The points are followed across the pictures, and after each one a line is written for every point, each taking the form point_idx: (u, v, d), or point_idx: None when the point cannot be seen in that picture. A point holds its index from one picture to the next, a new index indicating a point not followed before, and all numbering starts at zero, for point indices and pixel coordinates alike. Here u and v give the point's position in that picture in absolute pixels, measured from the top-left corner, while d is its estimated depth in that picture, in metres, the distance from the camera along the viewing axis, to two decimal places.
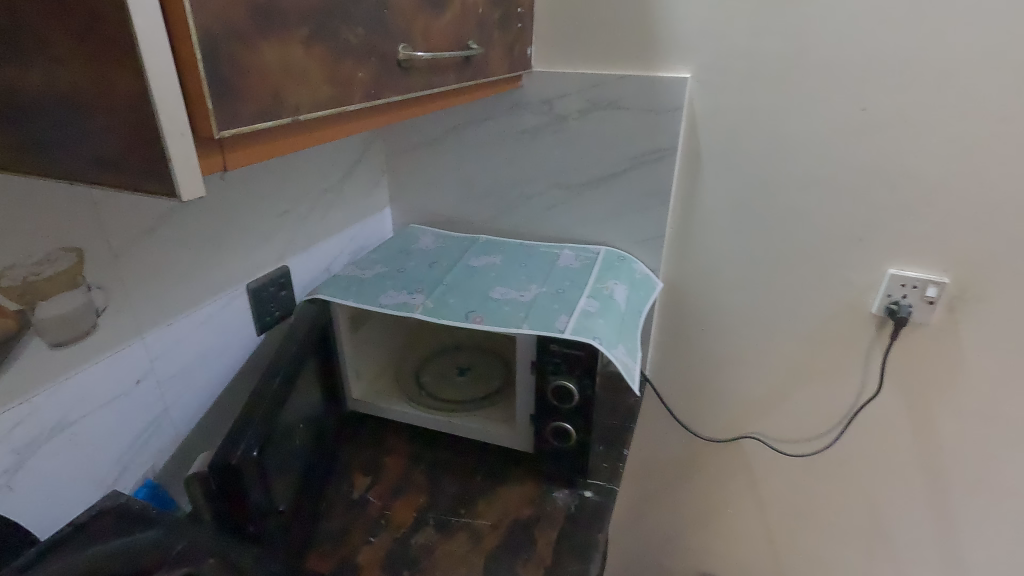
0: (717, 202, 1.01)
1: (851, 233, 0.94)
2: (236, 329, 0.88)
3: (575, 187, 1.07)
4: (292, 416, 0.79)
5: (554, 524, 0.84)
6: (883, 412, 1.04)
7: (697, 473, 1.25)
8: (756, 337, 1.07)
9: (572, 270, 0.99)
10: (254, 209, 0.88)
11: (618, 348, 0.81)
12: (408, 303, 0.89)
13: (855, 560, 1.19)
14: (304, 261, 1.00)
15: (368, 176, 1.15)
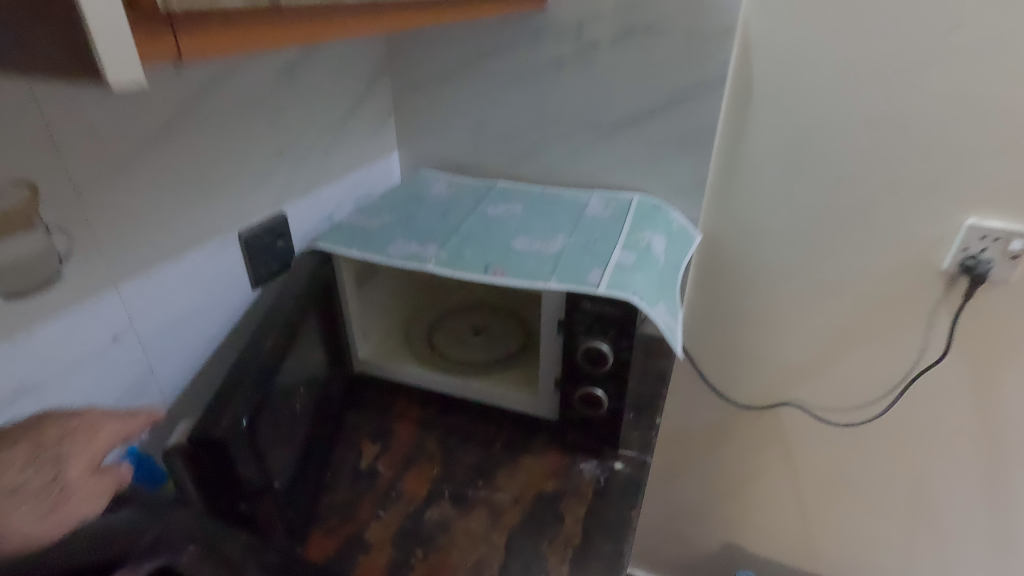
0: (768, 142, 0.89)
1: (925, 177, 0.82)
2: (228, 283, 0.79)
3: (605, 127, 0.95)
4: (290, 382, 0.71)
5: (582, 499, 0.76)
6: (943, 380, 0.94)
7: (728, 441, 1.17)
8: (804, 296, 0.97)
9: (602, 220, 0.88)
10: (244, 146, 0.77)
11: (658, 306, 0.71)
12: (419, 254, 0.79)
13: (898, 536, 1.11)
14: (303, 207, 0.90)
15: (374, 115, 1.03)
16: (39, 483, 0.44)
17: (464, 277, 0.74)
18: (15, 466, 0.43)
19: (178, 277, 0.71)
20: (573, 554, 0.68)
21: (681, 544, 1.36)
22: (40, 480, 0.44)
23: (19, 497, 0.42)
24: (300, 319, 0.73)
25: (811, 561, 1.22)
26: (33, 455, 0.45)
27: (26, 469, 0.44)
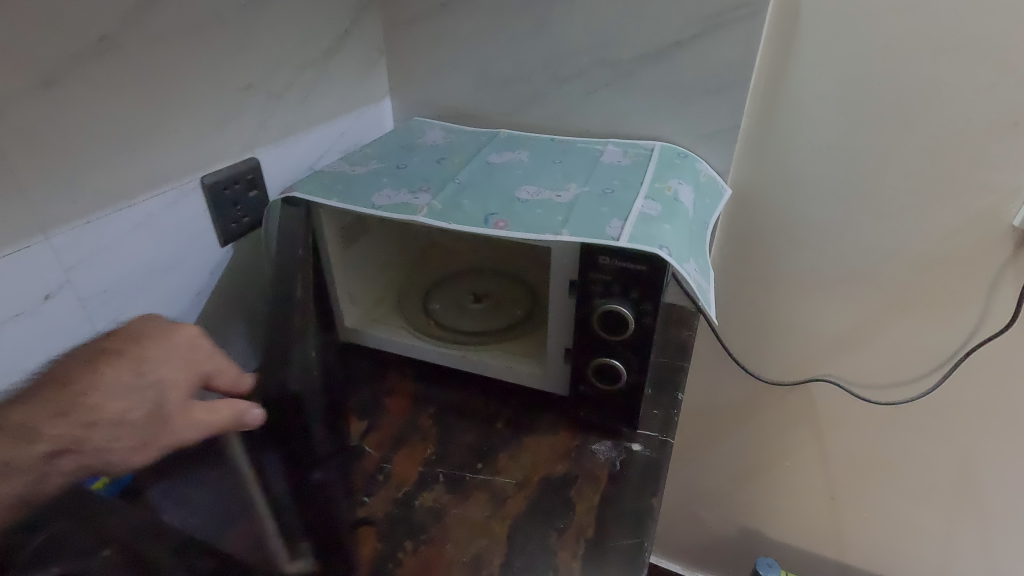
0: (816, 79, 0.78)
1: (1001, 115, 0.71)
2: (189, 237, 0.69)
3: (623, 64, 0.83)
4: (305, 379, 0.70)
5: (596, 485, 0.66)
6: (1005, 355, 0.82)
7: (752, 419, 1.07)
8: (845, 259, 0.86)
9: (620, 167, 0.77)
10: (205, 75, 0.66)
11: (689, 263, 0.60)
12: (409, 203, 0.68)
13: (935, 525, 1.01)
14: (279, 153, 0.79)
15: (362, 54, 0.92)
16: (140, 411, 0.43)
17: (461, 228, 0.64)
18: (114, 388, 0.43)
19: (124, 229, 0.61)
20: (587, 548, 0.59)
21: (694, 528, 1.28)
22: (136, 409, 0.43)
23: (119, 428, 0.42)
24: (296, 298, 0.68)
25: (838, 549, 1.13)
26: (134, 374, 0.44)
27: (126, 395, 0.43)
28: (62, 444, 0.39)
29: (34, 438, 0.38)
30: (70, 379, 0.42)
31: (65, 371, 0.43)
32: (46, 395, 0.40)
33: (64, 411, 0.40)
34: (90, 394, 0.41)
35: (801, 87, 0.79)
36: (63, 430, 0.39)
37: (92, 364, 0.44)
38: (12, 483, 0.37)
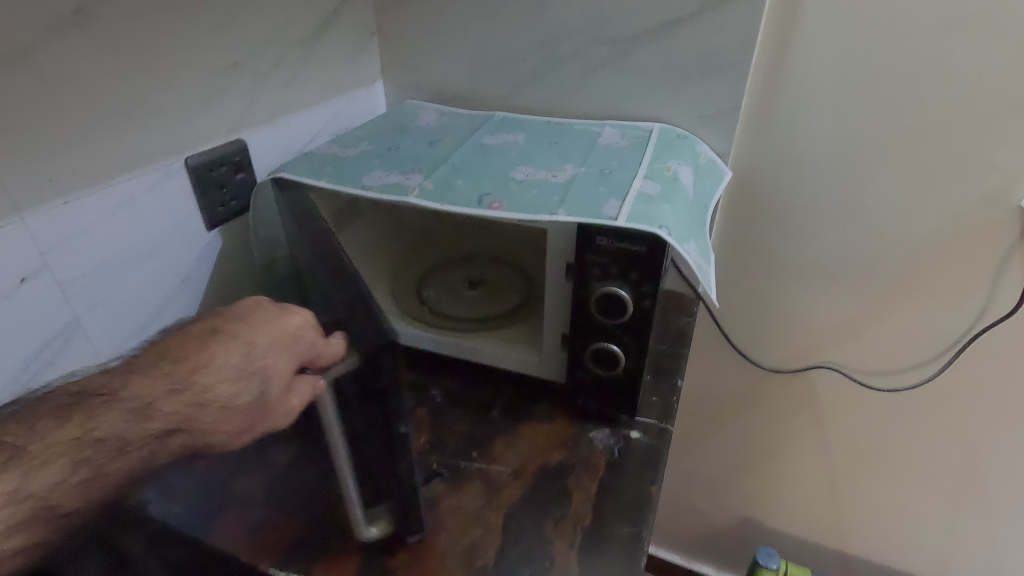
0: (819, 57, 0.76)
1: (1010, 93, 0.69)
2: (174, 222, 0.67)
3: (621, 43, 0.81)
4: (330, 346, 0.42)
5: (594, 473, 0.64)
6: (1010, 341, 0.81)
7: (751, 408, 1.06)
8: (849, 243, 0.85)
9: (618, 149, 0.74)
10: (188, 51, 0.64)
11: (689, 245, 0.58)
12: (400, 184, 0.67)
13: (937, 514, 1.00)
14: (267, 135, 0.77)
15: (352, 34, 0.89)
16: (247, 397, 0.39)
17: (453, 209, 0.62)
18: (226, 370, 0.39)
19: (103, 212, 0.59)
20: (584, 538, 0.58)
21: (693, 518, 1.27)
22: (243, 396, 0.39)
23: (225, 413, 0.38)
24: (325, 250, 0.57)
25: (838, 538, 1.12)
26: (245, 358, 0.40)
27: (234, 380, 0.39)
28: (173, 424, 0.37)
29: (146, 417, 0.36)
30: (182, 352, 0.39)
31: (176, 342, 0.39)
32: (161, 366, 0.38)
33: (178, 387, 0.37)
34: (198, 373, 0.38)
35: (804, 66, 0.77)
36: (172, 412, 0.37)
37: (198, 339, 0.40)
38: (125, 460, 0.36)
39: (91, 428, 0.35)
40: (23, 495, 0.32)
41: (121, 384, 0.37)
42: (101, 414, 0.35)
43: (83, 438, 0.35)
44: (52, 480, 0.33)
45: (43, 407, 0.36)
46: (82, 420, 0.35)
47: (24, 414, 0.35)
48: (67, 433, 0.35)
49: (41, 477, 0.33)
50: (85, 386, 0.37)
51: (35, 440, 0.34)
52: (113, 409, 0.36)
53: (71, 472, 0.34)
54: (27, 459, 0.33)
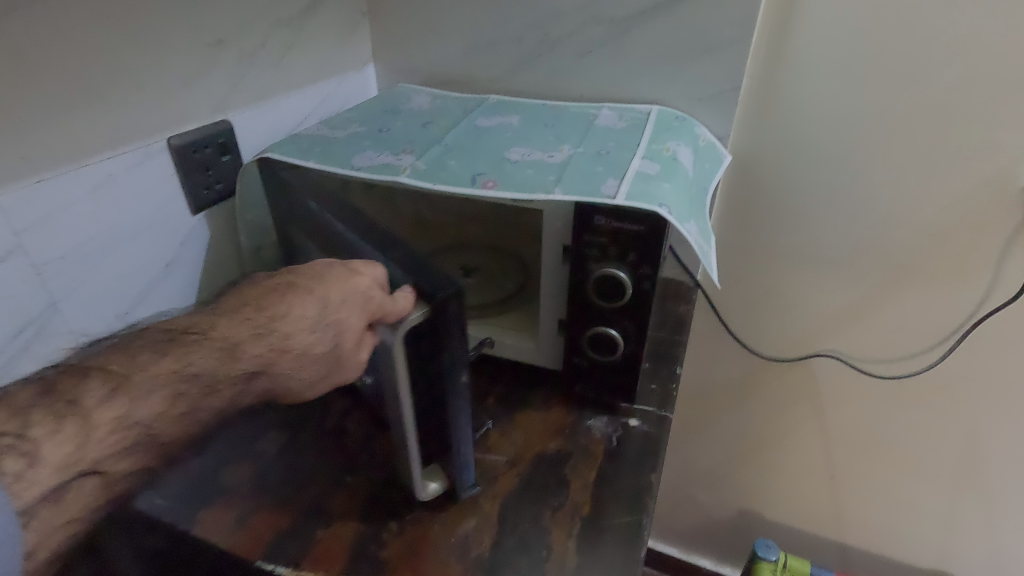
0: (821, 36, 0.74)
1: (1017, 70, 0.67)
2: (156, 203, 0.64)
3: (618, 23, 0.79)
4: (399, 298, 0.46)
5: (592, 461, 0.63)
6: (1013, 327, 0.80)
7: (750, 397, 1.05)
8: (850, 228, 0.83)
9: (616, 130, 0.73)
10: (170, 26, 0.62)
11: (690, 224, 0.56)
12: (391, 165, 0.64)
13: (937, 503, 0.99)
14: (255, 117, 0.74)
15: (341, 15, 0.87)
16: (322, 346, 0.47)
17: (446, 189, 0.60)
18: (304, 322, 0.46)
19: (80, 190, 0.56)
20: (582, 527, 0.56)
21: (691, 510, 1.26)
22: (320, 345, 0.47)
23: (302, 358, 0.47)
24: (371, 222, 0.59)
25: (837, 529, 1.11)
26: (319, 313, 0.46)
27: (312, 330, 0.46)
28: (256, 364, 0.44)
29: (235, 357, 0.43)
30: (264, 303, 0.46)
31: (260, 291, 0.47)
32: (245, 313, 0.45)
33: (261, 332, 0.44)
34: (281, 322, 0.45)
35: (805, 45, 0.75)
36: (260, 354, 0.45)
37: (275, 294, 0.46)
38: (214, 396, 0.43)
39: (187, 365, 0.42)
40: (133, 420, 0.39)
41: (213, 327, 0.43)
42: (195, 353, 0.42)
43: (179, 373, 0.41)
44: (156, 406, 0.40)
45: (141, 340, 0.42)
46: (179, 357, 0.42)
47: (120, 349, 0.41)
48: (164, 368, 0.41)
49: (150, 403, 0.40)
50: (175, 325, 0.43)
51: (140, 370, 0.40)
52: (204, 350, 0.42)
53: (171, 404, 0.41)
54: (135, 388, 0.39)
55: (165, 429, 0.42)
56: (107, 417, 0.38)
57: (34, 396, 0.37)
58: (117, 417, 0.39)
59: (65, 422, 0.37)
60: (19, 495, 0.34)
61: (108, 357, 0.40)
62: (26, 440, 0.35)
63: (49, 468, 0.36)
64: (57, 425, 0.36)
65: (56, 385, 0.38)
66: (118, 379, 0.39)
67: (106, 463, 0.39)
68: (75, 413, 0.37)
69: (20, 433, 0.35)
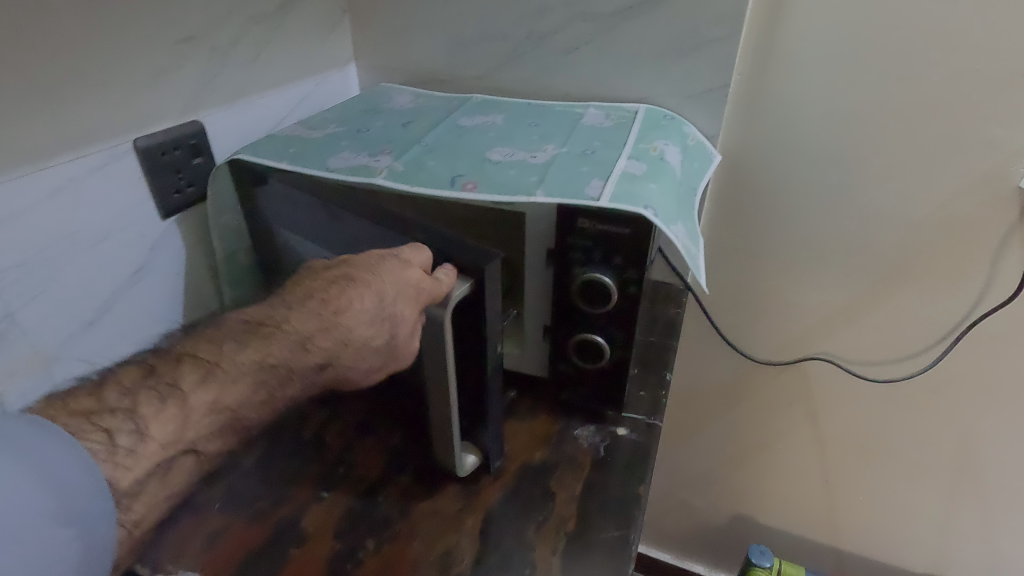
0: (811, 31, 0.72)
1: (1014, 63, 0.65)
2: (124, 207, 0.61)
3: (603, 19, 0.77)
4: (440, 275, 0.47)
5: (579, 473, 0.60)
6: (1011, 326, 0.78)
7: (743, 402, 1.03)
8: (843, 228, 0.81)
9: (602, 129, 0.70)
10: (137, 20, 0.59)
11: (678, 226, 0.54)
12: (367, 166, 0.62)
13: (934, 507, 0.97)
14: (228, 118, 0.72)
15: (320, 11, 0.84)
16: (379, 339, 0.47)
17: (424, 192, 0.57)
18: (362, 315, 0.46)
19: (41, 193, 0.54)
20: (568, 542, 0.54)
21: (684, 516, 1.23)
22: (378, 338, 0.47)
23: (361, 351, 0.47)
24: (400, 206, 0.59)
25: (832, 533, 1.09)
26: (377, 306, 0.46)
27: (370, 323, 0.46)
28: (324, 358, 0.45)
29: (306, 351, 0.44)
30: (329, 295, 0.46)
31: (321, 283, 0.47)
32: (311, 307, 0.45)
33: (326, 326, 0.45)
34: (341, 316, 0.46)
35: (795, 42, 0.73)
36: (330, 347, 0.45)
37: (338, 286, 0.47)
38: (289, 388, 0.44)
39: (272, 356, 0.43)
40: (221, 405, 0.41)
41: (285, 319, 0.44)
42: (272, 344, 0.43)
43: (262, 364, 0.42)
44: (243, 394, 0.42)
45: (223, 330, 0.44)
46: (259, 347, 0.43)
47: (205, 336, 0.43)
48: (246, 358, 0.42)
49: (235, 391, 0.41)
50: (256, 316, 0.45)
51: (225, 359, 0.42)
52: (278, 341, 0.43)
53: (254, 393, 0.42)
54: (223, 375, 0.41)
55: (249, 414, 0.43)
56: (197, 402, 0.40)
57: (137, 380, 0.39)
58: (206, 402, 0.40)
59: (167, 403, 0.39)
60: (126, 470, 0.36)
61: (199, 343, 0.42)
62: (133, 418, 0.38)
63: (154, 444, 0.38)
64: (152, 411, 0.38)
65: (158, 368, 0.40)
66: (208, 366, 0.41)
67: (200, 444, 0.40)
68: (174, 396, 0.39)
69: (129, 412, 0.38)
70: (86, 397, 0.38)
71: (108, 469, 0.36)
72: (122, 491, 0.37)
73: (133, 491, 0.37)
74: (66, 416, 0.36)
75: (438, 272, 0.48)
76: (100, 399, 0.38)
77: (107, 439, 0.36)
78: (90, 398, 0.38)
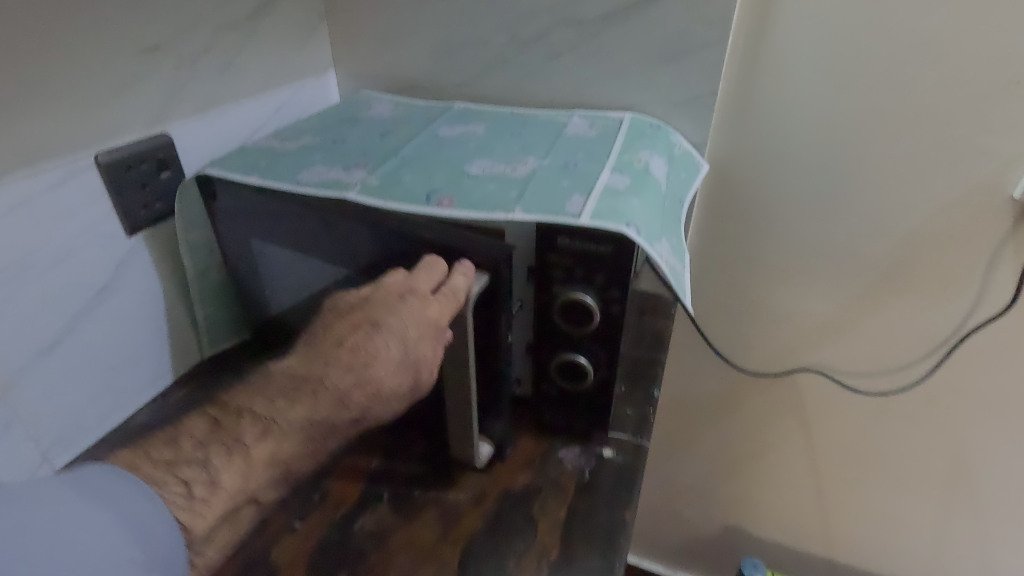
0: (801, 38, 0.70)
1: (1006, 71, 0.63)
2: (85, 225, 0.59)
3: (587, 25, 0.75)
4: (458, 274, 0.50)
5: (562, 497, 0.58)
6: (1004, 338, 0.77)
7: (734, 412, 1.01)
8: (834, 239, 0.80)
9: (585, 139, 0.68)
10: (97, 30, 0.56)
11: (661, 243, 0.52)
12: (340, 181, 0.60)
13: (927, 518, 0.96)
14: (200, 129, 0.69)
15: (296, 17, 0.82)
16: (405, 384, 0.48)
17: (398, 207, 0.55)
18: (389, 361, 0.47)
19: None
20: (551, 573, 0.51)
21: (676, 527, 1.22)
22: (404, 383, 0.48)
23: (388, 400, 0.47)
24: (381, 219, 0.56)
25: (825, 544, 1.07)
26: (401, 353, 0.47)
27: (397, 370, 0.47)
28: (364, 411, 0.46)
29: (344, 406, 0.45)
30: (356, 345, 0.46)
31: (346, 330, 0.47)
32: (342, 357, 0.46)
33: (358, 380, 0.45)
34: (369, 364, 0.46)
35: (785, 48, 0.71)
36: (363, 403, 0.46)
37: (362, 333, 0.47)
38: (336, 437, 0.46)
39: (319, 413, 0.44)
40: (279, 458, 0.42)
41: (325, 376, 0.44)
42: (320, 398, 0.44)
43: (311, 421, 0.44)
44: (296, 447, 0.43)
45: (274, 383, 0.44)
46: (308, 403, 0.44)
47: (257, 388, 0.44)
48: (299, 413, 0.43)
49: (293, 443, 0.43)
50: (298, 368, 0.45)
51: (281, 414, 0.43)
52: (320, 399, 0.44)
53: (309, 446, 0.44)
54: (279, 431, 0.42)
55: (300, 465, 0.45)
56: (258, 455, 0.42)
57: (207, 432, 0.41)
58: (268, 455, 0.42)
59: (234, 457, 0.41)
60: (201, 517, 0.39)
61: (254, 396, 0.43)
62: (206, 469, 0.40)
63: (224, 494, 0.40)
64: (221, 464, 0.40)
65: (222, 420, 0.42)
66: (264, 422, 0.42)
67: (260, 494, 0.42)
68: (238, 450, 0.41)
69: (202, 462, 0.40)
70: (163, 446, 0.40)
71: (187, 518, 0.38)
72: (196, 538, 0.39)
73: (206, 537, 0.40)
74: (148, 465, 0.39)
75: (455, 271, 0.50)
76: (175, 448, 0.40)
77: (184, 490, 0.39)
78: (166, 448, 0.40)
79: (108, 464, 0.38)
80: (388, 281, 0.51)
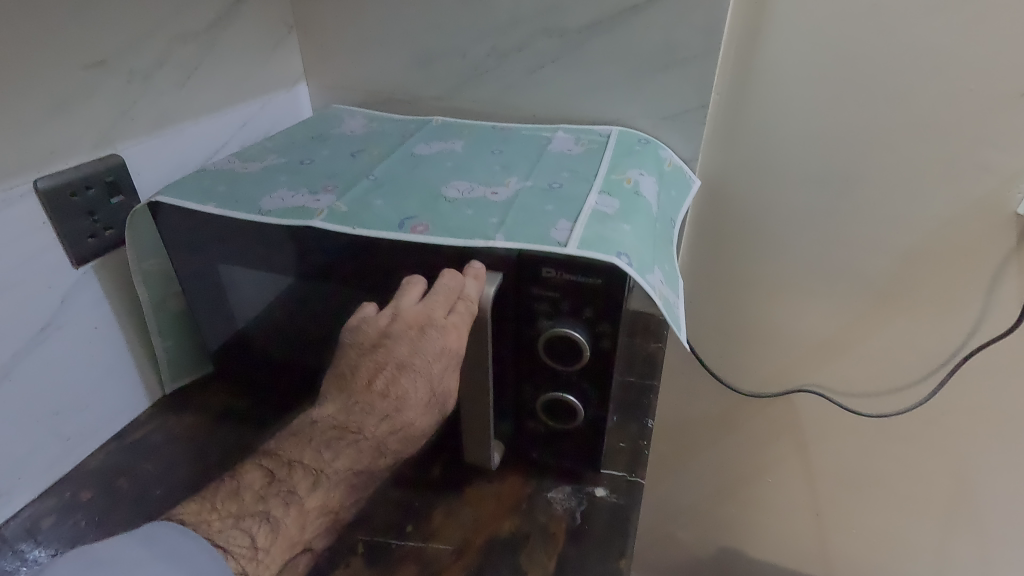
0: (795, 49, 0.67)
1: (1008, 83, 0.61)
2: (23, 258, 0.53)
3: (570, 35, 0.71)
4: (469, 277, 0.47)
5: (551, 547, 0.54)
6: (1008, 358, 0.74)
7: (730, 432, 0.97)
8: (831, 256, 0.77)
9: (571, 156, 0.64)
10: (35, 44, 0.51)
11: (654, 272, 0.49)
12: (305, 206, 0.55)
13: (929, 540, 0.93)
14: (155, 148, 0.64)
15: (262, 28, 0.77)
16: (429, 421, 0.46)
17: (367, 233, 0.51)
18: (418, 400, 0.44)
19: None
20: None
21: (672, 549, 1.18)
22: (429, 418, 0.46)
23: (416, 440, 0.46)
24: (351, 248, 0.51)
25: (824, 567, 1.04)
26: (429, 392, 0.45)
27: (425, 409, 0.45)
28: (397, 457, 0.45)
29: (382, 455, 0.43)
30: (384, 389, 0.43)
31: (367, 369, 0.44)
32: (372, 399, 0.43)
33: (391, 424, 0.43)
34: (398, 405, 0.43)
35: (777, 60, 0.68)
36: (398, 447, 0.44)
37: (388, 374, 0.43)
38: (368, 487, 0.45)
39: (360, 463, 0.42)
40: (329, 507, 0.42)
41: (362, 425, 0.42)
42: (359, 447, 0.42)
43: (353, 470, 0.42)
44: (342, 496, 0.42)
45: (315, 435, 0.42)
46: (352, 454, 0.42)
47: (303, 436, 0.42)
48: (343, 464, 0.42)
49: (339, 493, 0.42)
50: (338, 417, 0.42)
51: (327, 465, 0.41)
52: (360, 450, 0.42)
53: (348, 496, 0.43)
54: (328, 482, 0.41)
55: (346, 511, 0.44)
56: (311, 506, 0.41)
57: (264, 485, 0.40)
58: (319, 505, 0.41)
59: (289, 510, 0.40)
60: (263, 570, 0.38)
61: (300, 448, 0.42)
62: (267, 520, 0.39)
63: (279, 548, 0.39)
64: (282, 516, 0.39)
65: (276, 473, 0.41)
66: (315, 473, 0.41)
67: (313, 541, 0.42)
68: (293, 502, 0.40)
69: (264, 514, 0.39)
70: (226, 498, 0.40)
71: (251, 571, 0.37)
72: None
73: None
74: (217, 521, 0.38)
75: (466, 273, 0.47)
76: (238, 502, 0.39)
77: (248, 542, 0.38)
78: (227, 502, 0.39)
79: (173, 522, 0.38)
80: (404, 308, 0.46)
